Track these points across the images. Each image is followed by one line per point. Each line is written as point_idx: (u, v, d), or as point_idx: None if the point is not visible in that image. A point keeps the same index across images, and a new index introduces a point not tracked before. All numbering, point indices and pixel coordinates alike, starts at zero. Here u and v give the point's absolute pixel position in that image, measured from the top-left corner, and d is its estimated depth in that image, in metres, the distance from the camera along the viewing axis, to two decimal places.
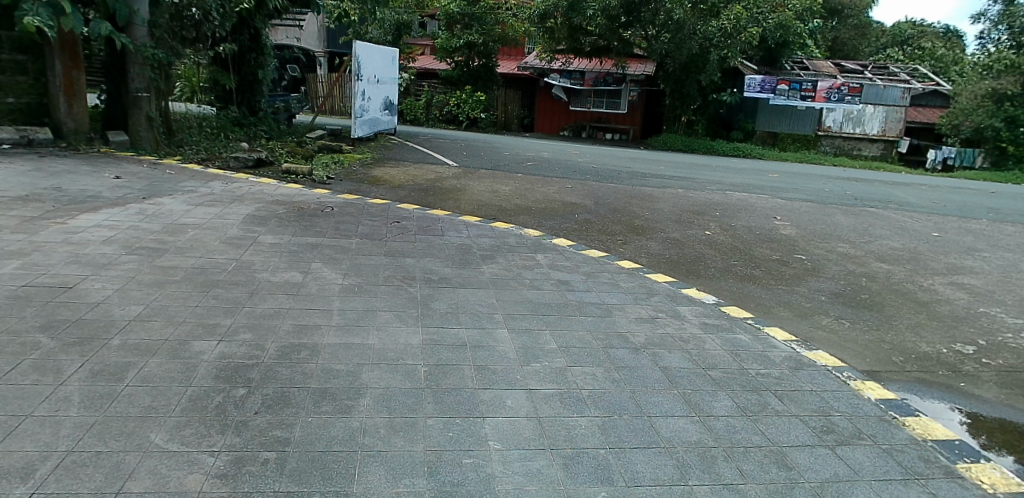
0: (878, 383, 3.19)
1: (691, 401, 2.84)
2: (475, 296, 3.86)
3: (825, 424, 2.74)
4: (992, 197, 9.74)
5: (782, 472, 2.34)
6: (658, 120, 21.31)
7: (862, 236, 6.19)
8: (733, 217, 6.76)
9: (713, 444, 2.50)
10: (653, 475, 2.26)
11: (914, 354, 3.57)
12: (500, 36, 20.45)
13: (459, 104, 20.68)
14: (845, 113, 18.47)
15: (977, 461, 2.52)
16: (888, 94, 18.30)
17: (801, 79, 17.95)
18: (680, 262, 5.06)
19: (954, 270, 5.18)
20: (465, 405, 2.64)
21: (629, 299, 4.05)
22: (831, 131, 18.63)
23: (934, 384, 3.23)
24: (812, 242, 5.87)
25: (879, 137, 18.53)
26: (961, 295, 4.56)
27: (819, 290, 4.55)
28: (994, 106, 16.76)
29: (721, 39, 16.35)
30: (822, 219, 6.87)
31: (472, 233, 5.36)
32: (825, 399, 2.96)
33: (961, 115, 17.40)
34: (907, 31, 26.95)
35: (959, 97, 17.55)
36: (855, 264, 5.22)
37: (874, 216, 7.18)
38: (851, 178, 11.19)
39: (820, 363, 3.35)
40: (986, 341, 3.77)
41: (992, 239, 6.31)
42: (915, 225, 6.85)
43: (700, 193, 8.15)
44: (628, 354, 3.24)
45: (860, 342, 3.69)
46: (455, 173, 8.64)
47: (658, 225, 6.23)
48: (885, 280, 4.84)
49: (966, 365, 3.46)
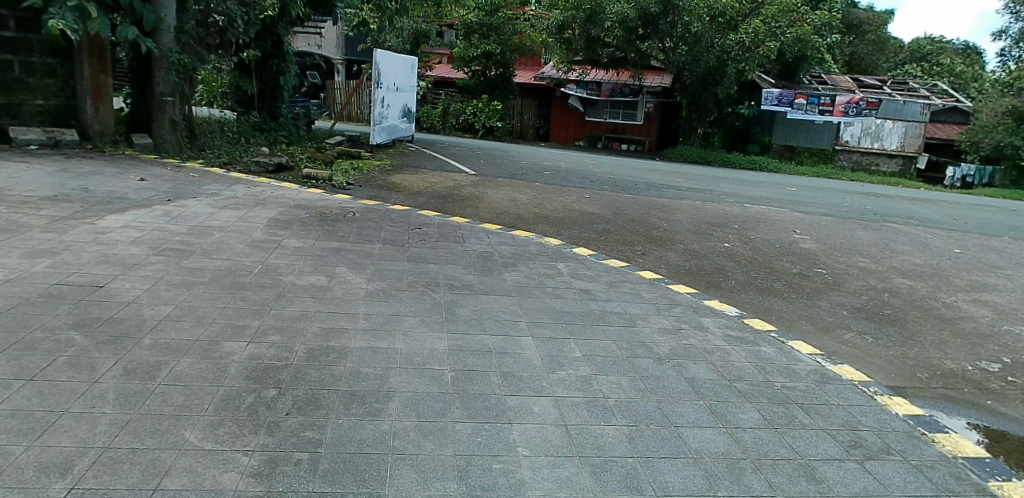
0: (904, 398, 3.18)
1: (717, 412, 2.84)
2: (499, 303, 3.88)
3: (853, 438, 2.74)
4: (1012, 215, 9.75)
5: (811, 485, 2.34)
6: (673, 132, 21.40)
7: (883, 251, 6.16)
8: (752, 230, 6.74)
9: (740, 456, 2.51)
10: (682, 485, 2.27)
11: (939, 371, 3.55)
12: (517, 46, 20.62)
13: (475, 113, 20.81)
14: (863, 128, 18.42)
15: (1008, 479, 2.51)
16: (907, 109, 18.26)
17: (818, 93, 17.93)
18: (700, 273, 5.07)
19: (977, 286, 5.16)
20: (493, 411, 2.66)
21: (650, 309, 4.04)
22: (849, 145, 18.60)
23: (960, 402, 3.21)
24: (832, 256, 5.87)
25: (898, 152, 18.52)
26: (985, 313, 4.53)
27: (840, 304, 4.54)
28: (1015, 124, 16.59)
29: (740, 53, 16.39)
30: (843, 233, 6.86)
31: (492, 240, 5.38)
32: (851, 413, 2.95)
33: (981, 132, 17.25)
34: (926, 47, 26.95)
35: (979, 114, 17.45)
36: (876, 279, 5.20)
37: (894, 231, 7.16)
38: (866, 193, 11.21)
39: (845, 377, 3.34)
40: (1012, 359, 3.74)
41: (1015, 257, 6.27)
42: (937, 241, 6.82)
43: (718, 206, 8.14)
44: (653, 364, 3.24)
45: (884, 358, 3.67)
46: (473, 181, 8.70)
47: (677, 236, 6.24)
48: (907, 296, 4.82)
49: (991, 382, 3.44)
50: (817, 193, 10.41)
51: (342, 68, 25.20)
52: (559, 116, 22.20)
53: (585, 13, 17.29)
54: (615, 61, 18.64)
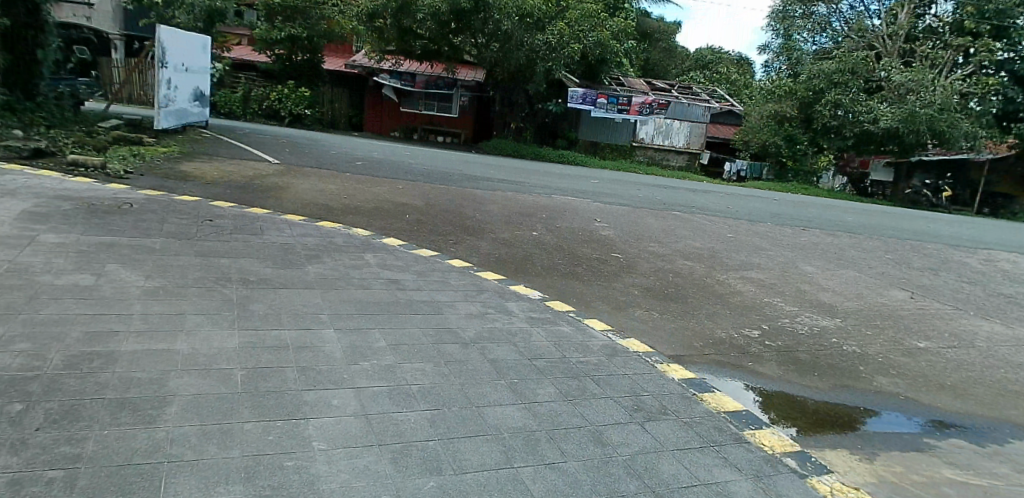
0: (681, 365, 3.60)
1: (516, 389, 2.99)
2: (300, 297, 3.72)
3: (635, 403, 3.07)
4: (765, 202, 11.56)
5: (598, 449, 2.60)
6: (488, 125, 22.26)
7: (670, 237, 6.90)
8: (559, 220, 7.18)
9: (536, 428, 2.69)
10: (480, 462, 2.36)
11: (712, 339, 4.06)
12: (325, 31, 20.11)
13: (281, 99, 19.98)
14: (656, 126, 20.56)
15: (760, 427, 3.11)
16: (691, 111, 20.56)
17: (617, 93, 19.64)
18: (509, 260, 5.28)
19: (743, 265, 5.99)
20: (289, 407, 2.54)
21: (457, 296, 4.13)
22: (644, 142, 20.64)
23: (726, 365, 3.72)
24: (626, 242, 6.44)
25: (684, 149, 20.81)
26: (748, 287, 5.28)
27: (632, 285, 4.99)
28: (777, 126, 20.86)
29: (546, 52, 17.58)
30: (637, 221, 7.57)
31: (295, 232, 5.15)
32: (635, 380, 3.28)
33: (751, 133, 21.02)
34: (706, 57, 30.45)
35: (749, 118, 21.18)
36: (664, 262, 5.79)
37: (678, 219, 8.08)
38: (650, 184, 12.55)
39: (632, 349, 3.68)
40: (768, 325, 4.44)
41: (773, 240, 7.37)
42: (713, 227, 7.79)
43: (528, 196, 8.56)
44: (458, 349, 3.31)
45: (668, 330, 4.12)
46: (276, 171, 8.25)
47: (488, 226, 6.45)
48: (689, 275, 5.44)
49: (751, 346, 4.04)
50: (617, 185, 11.42)
51: (118, 44, 22.63)
52: (372, 101, 21.79)
53: (398, 3, 17.13)
54: (430, 54, 18.81)
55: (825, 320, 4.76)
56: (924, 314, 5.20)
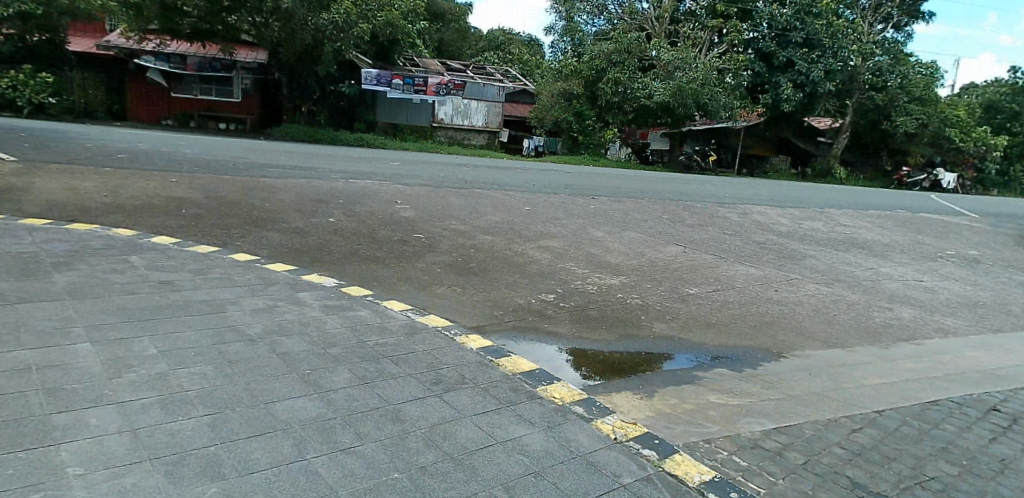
0: (480, 334, 3.85)
1: (309, 380, 2.98)
2: (42, 311, 3.29)
3: (435, 376, 3.27)
4: (560, 176, 12.26)
5: (397, 426, 2.75)
6: (276, 109, 22.83)
7: (471, 214, 7.15)
8: (355, 205, 7.10)
9: (331, 415, 2.73)
10: (268, 459, 2.34)
11: (512, 307, 4.40)
12: (68, 9, 18.54)
13: (15, 86, 17.94)
14: (454, 108, 23.38)
15: (552, 381, 3.55)
16: (485, 92, 23.87)
17: (413, 75, 21.70)
18: (304, 250, 5.15)
19: (542, 235, 6.43)
20: (33, 435, 2.27)
21: (242, 292, 3.96)
22: (443, 122, 23.33)
23: (526, 330, 4.08)
24: (428, 223, 6.53)
25: (483, 128, 24.18)
26: (545, 256, 5.74)
27: (434, 263, 5.16)
28: (567, 102, 23.54)
29: (334, 32, 18.18)
30: (438, 201, 7.73)
31: (41, 238, 4.57)
32: (434, 354, 3.47)
33: (545, 111, 23.76)
34: (498, 39, 31.92)
35: (541, 96, 23.84)
36: (466, 239, 5.99)
37: (480, 196, 8.37)
38: (445, 164, 12.80)
39: (432, 325, 3.83)
40: (562, 288, 4.97)
41: (570, 210, 7.95)
42: (515, 202, 8.19)
43: (323, 183, 8.36)
44: (242, 346, 3.19)
45: (471, 302, 4.36)
46: (13, 170, 7.15)
47: (279, 215, 6.24)
48: (490, 249, 5.71)
49: (547, 309, 4.50)
50: (415, 167, 11.62)
51: None
52: (136, 92, 20.99)
53: None
54: (201, 34, 18.14)
55: (612, 278, 5.44)
56: (690, 265, 6.17)
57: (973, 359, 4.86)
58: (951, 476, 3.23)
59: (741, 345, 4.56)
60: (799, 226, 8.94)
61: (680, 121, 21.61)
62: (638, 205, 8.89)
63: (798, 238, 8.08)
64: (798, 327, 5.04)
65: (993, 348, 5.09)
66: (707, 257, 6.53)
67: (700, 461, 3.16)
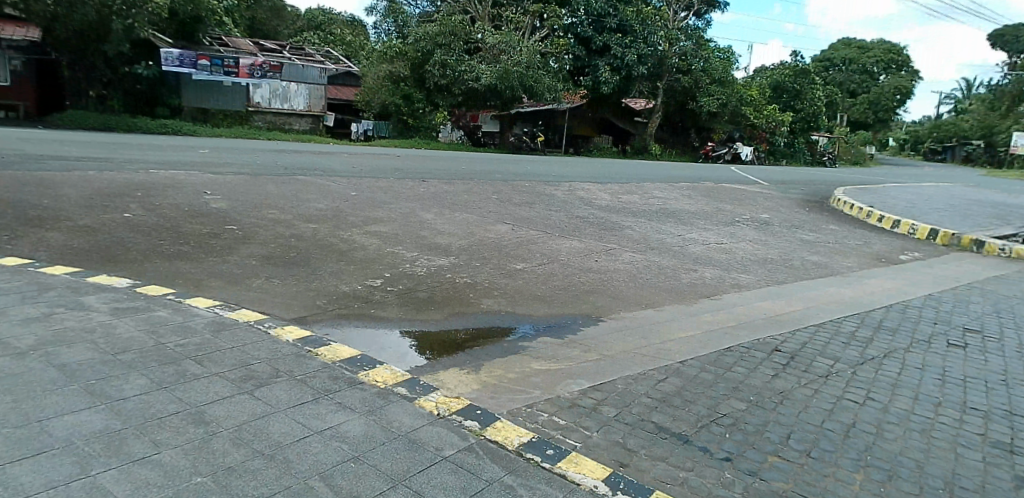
0: (297, 325, 4.29)
1: (95, 391, 3.06)
2: None
3: (245, 373, 3.52)
4: (380, 159, 13.86)
5: (199, 429, 2.92)
6: (53, 98, 27.88)
7: (292, 201, 7.83)
8: (157, 197, 7.24)
9: (121, 426, 2.82)
10: (44, 480, 2.37)
11: (335, 294, 4.98)
12: None
13: None
14: (269, 91, 29.75)
15: (376, 366, 3.92)
16: (308, 73, 30.98)
17: (222, 57, 27.73)
18: (100, 249, 5.35)
19: (367, 221, 7.27)
20: None
21: (12, 300, 4.06)
22: (259, 106, 29.58)
23: (350, 316, 4.60)
24: (244, 212, 7.06)
25: (307, 111, 31.43)
26: (371, 240, 6.52)
27: (248, 255, 5.65)
28: (394, 87, 31.07)
29: (122, 10, 23.43)
30: (255, 189, 8.22)
31: None
32: (243, 352, 3.75)
33: (372, 93, 31.15)
34: (317, 19, 43.39)
35: (367, 81, 31.37)
36: (287, 227, 6.65)
37: (301, 182, 9.07)
38: (258, 150, 13.79)
39: (241, 319, 4.24)
40: (391, 273, 5.61)
41: (395, 192, 9.03)
42: (339, 187, 8.99)
43: (119, 175, 8.13)
44: (13, 363, 3.22)
45: (288, 293, 4.87)
46: None
47: (63, 213, 6.21)
48: (311, 237, 6.41)
49: (374, 294, 5.08)
50: (228, 154, 12.03)
51: None
52: None
53: None
54: None
55: (440, 258, 6.15)
56: (517, 242, 6.92)
57: (758, 308, 5.61)
58: (739, 411, 4.01)
59: (560, 314, 5.08)
60: (618, 198, 10.41)
61: (508, 104, 29.95)
62: (461, 185, 10.08)
63: (617, 209, 9.39)
64: (614, 295, 5.70)
65: (778, 298, 5.95)
66: (536, 233, 7.40)
67: (520, 426, 3.51)
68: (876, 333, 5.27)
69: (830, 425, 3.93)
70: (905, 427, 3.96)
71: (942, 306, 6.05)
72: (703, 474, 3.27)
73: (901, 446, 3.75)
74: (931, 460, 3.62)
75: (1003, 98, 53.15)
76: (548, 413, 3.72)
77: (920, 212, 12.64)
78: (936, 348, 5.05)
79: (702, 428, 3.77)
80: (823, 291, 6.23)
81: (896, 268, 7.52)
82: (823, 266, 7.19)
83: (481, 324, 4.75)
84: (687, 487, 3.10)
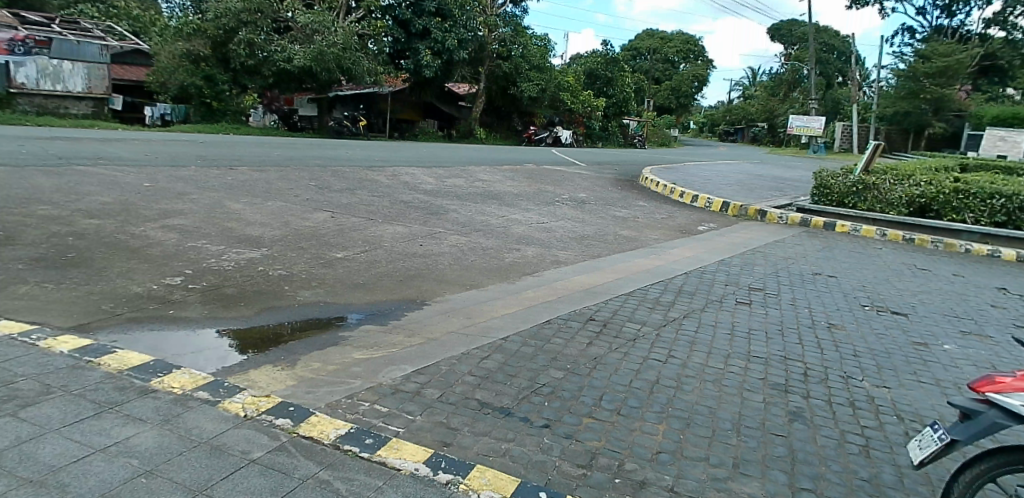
0: (78, 334, 3.99)
1: None
2: None
3: (7, 393, 3.19)
4: (171, 145, 13.18)
5: None
6: None
7: (69, 195, 7.27)
8: None
9: None
10: None
11: (127, 296, 4.72)
12: None
13: None
14: (39, 71, 26.75)
15: (172, 371, 3.72)
16: (82, 50, 28.26)
17: None
18: None
19: (165, 215, 7.06)
20: None
21: None
22: (26, 86, 26.24)
23: (144, 318, 4.40)
24: (6, 209, 6.43)
25: (87, 93, 28.64)
26: (168, 235, 6.35)
27: (13, 259, 5.15)
28: (192, 67, 28.40)
29: None
30: (19, 183, 7.52)
31: None
32: (6, 369, 3.42)
33: (166, 73, 28.27)
34: None
35: (161, 59, 28.31)
36: (63, 225, 6.19)
37: (80, 174, 8.45)
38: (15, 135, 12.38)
39: (4, 332, 3.86)
40: (192, 270, 5.46)
41: (196, 183, 8.90)
42: (129, 179, 8.58)
43: None
44: None
45: (67, 299, 4.53)
46: None
47: None
48: (95, 235, 6.03)
49: (175, 294, 4.91)
50: None
51: None
52: None
53: None
54: None
55: (252, 252, 6.17)
56: (337, 230, 7.31)
57: (575, 281, 6.28)
58: (557, 379, 4.27)
59: (386, 299, 5.28)
60: (441, 186, 11.46)
61: (326, 86, 30.10)
62: (272, 175, 10.33)
63: (442, 196, 10.38)
64: (439, 277, 6.07)
65: (591, 271, 6.65)
66: (358, 220, 7.91)
67: (338, 418, 3.46)
68: (677, 296, 5.99)
69: (638, 384, 4.33)
70: (700, 378, 4.47)
71: (729, 270, 7.13)
72: (523, 444, 3.44)
73: (697, 396, 4.25)
74: (721, 405, 4.16)
75: (782, 85, 60.57)
76: (370, 402, 3.70)
77: (711, 187, 15.00)
78: (725, 306, 5.82)
79: (523, 400, 3.97)
80: (630, 263, 7.16)
81: (693, 240, 8.88)
82: (632, 241, 8.48)
83: (298, 317, 4.76)
84: (507, 458, 3.27)
